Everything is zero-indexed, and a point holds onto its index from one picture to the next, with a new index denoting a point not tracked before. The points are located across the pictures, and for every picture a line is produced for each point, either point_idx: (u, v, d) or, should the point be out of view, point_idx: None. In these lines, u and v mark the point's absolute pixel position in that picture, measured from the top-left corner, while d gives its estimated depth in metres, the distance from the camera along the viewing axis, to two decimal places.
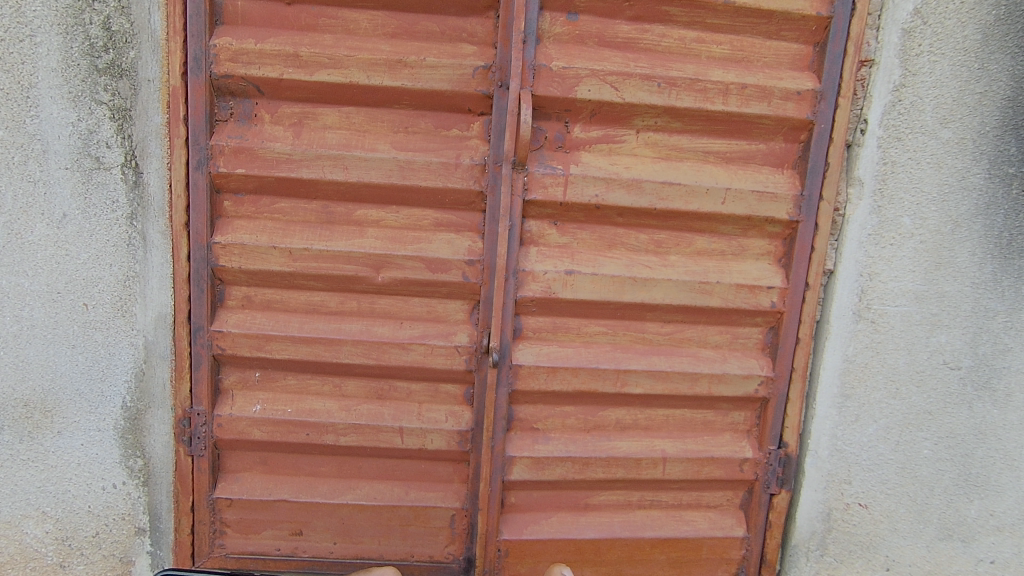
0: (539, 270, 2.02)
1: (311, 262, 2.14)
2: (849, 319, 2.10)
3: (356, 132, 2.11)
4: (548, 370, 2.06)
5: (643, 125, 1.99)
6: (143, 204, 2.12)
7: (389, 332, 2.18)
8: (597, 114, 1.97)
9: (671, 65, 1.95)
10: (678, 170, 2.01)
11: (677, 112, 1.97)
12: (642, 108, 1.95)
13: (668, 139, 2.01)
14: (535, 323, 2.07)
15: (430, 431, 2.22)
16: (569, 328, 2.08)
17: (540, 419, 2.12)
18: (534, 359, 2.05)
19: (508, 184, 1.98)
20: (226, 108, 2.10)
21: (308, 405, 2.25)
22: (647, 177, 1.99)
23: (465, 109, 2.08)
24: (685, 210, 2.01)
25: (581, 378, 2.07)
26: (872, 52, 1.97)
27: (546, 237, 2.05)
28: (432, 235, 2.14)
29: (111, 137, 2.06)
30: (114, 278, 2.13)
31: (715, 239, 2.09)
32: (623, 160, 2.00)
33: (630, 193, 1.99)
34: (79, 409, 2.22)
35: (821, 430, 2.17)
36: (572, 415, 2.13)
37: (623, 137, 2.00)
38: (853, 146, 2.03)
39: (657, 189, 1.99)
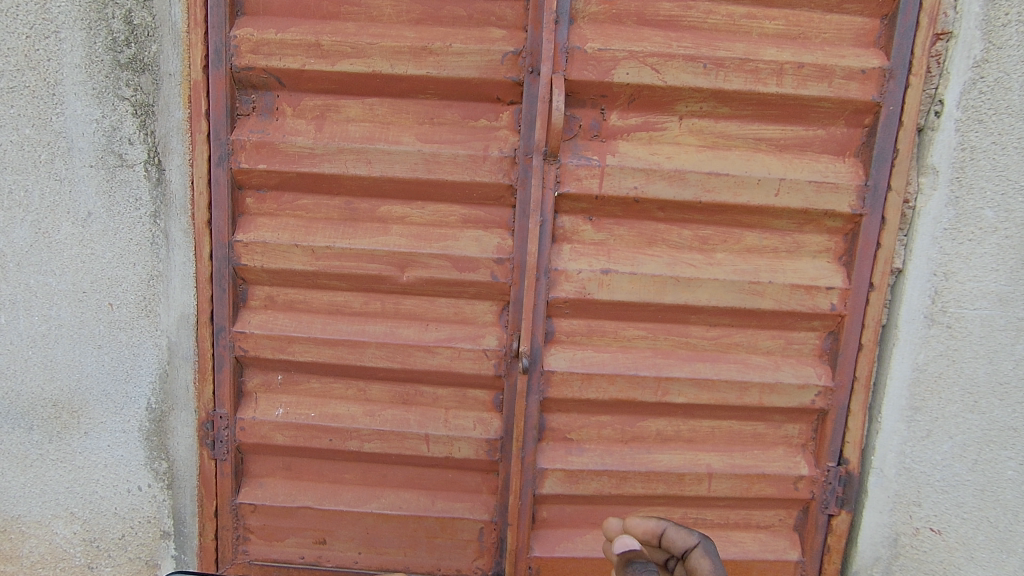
0: (572, 268, 1.87)
1: (333, 261, 2.05)
2: (922, 324, 1.88)
3: (380, 124, 2.01)
4: (583, 376, 1.90)
5: (687, 110, 1.82)
6: (166, 201, 2.07)
7: (415, 334, 2.08)
8: (636, 100, 1.81)
9: (718, 44, 1.78)
10: (727, 160, 1.83)
11: (725, 95, 1.79)
12: (685, 92, 1.78)
13: (715, 126, 1.83)
14: (568, 326, 1.92)
15: (457, 439, 2.11)
16: (605, 331, 1.93)
17: (573, 429, 1.97)
18: (567, 365, 1.90)
19: (540, 177, 1.83)
20: (248, 101, 2.03)
21: (332, 409, 2.16)
22: (691, 168, 1.82)
23: (493, 97, 1.95)
24: (734, 203, 1.84)
25: (618, 386, 1.91)
26: (950, 24, 1.75)
27: (581, 233, 1.89)
28: (458, 231, 2.02)
29: (134, 133, 2.02)
30: (138, 277, 2.10)
31: (767, 234, 1.90)
32: (665, 149, 1.84)
33: (672, 184, 1.82)
34: (105, 410, 2.20)
35: (887, 446, 1.97)
36: (608, 426, 1.97)
37: (665, 124, 1.83)
38: (925, 130, 1.82)
39: (703, 179, 1.82)
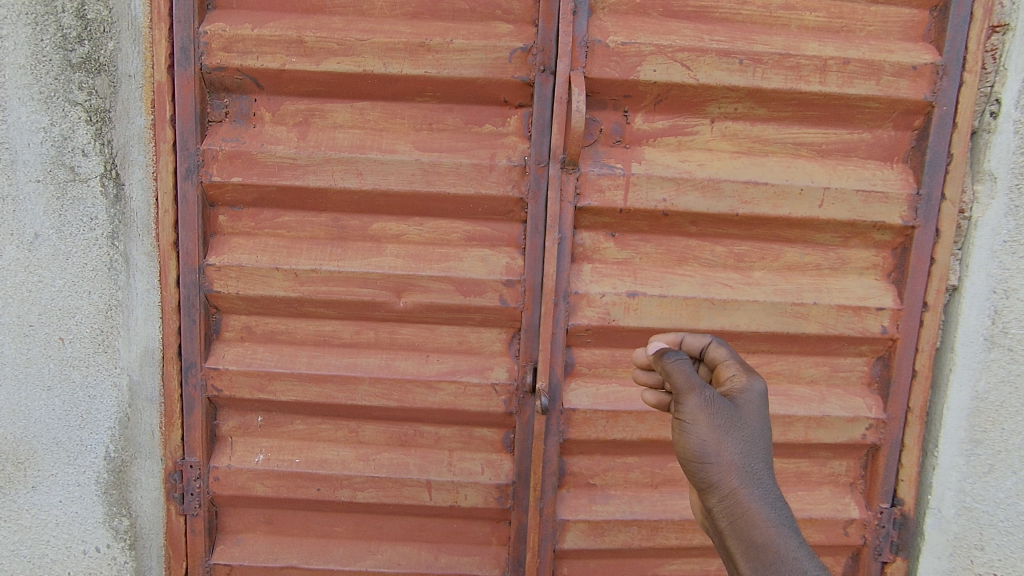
0: (595, 292, 1.66)
1: (320, 286, 1.81)
2: (981, 346, 1.69)
3: (371, 131, 1.78)
4: (608, 414, 1.69)
5: (720, 112, 1.62)
6: (125, 221, 1.81)
7: (413, 367, 1.83)
8: (664, 101, 1.61)
9: (754, 37, 1.59)
10: (765, 167, 1.64)
11: (763, 95, 1.59)
12: (719, 91, 1.59)
13: (750, 129, 1.64)
14: (590, 357, 1.71)
15: (464, 485, 1.86)
16: (631, 363, 1.71)
17: (597, 473, 1.75)
18: (589, 403, 1.69)
19: (557, 188, 1.63)
20: (221, 106, 1.78)
21: (319, 454, 1.90)
22: (727, 177, 1.62)
23: (499, 100, 1.74)
24: (774, 215, 1.63)
25: (648, 424, 1.71)
26: (1006, 15, 1.59)
27: (603, 252, 1.68)
28: (462, 251, 1.79)
29: (88, 143, 1.76)
30: (94, 307, 1.83)
31: (810, 250, 1.70)
32: (696, 156, 1.64)
33: (706, 196, 1.62)
34: (56, 461, 1.91)
35: (945, 483, 1.76)
36: (636, 469, 1.76)
37: (696, 127, 1.64)
38: (980, 133, 1.65)
39: (739, 189, 1.62)
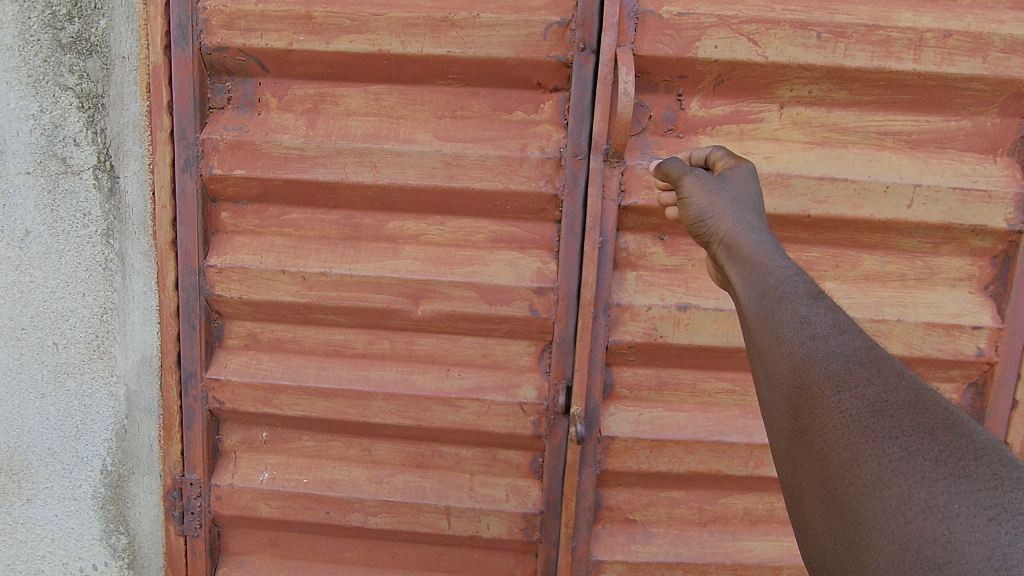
0: (640, 303, 1.54)
1: (330, 291, 1.63)
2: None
3: (387, 119, 1.59)
4: (652, 442, 1.57)
5: (791, 95, 1.43)
6: (120, 217, 1.65)
7: (432, 383, 1.65)
8: (725, 82, 1.43)
9: (835, 7, 1.39)
10: (843, 160, 1.43)
11: (843, 75, 1.39)
12: (791, 72, 1.40)
13: (826, 117, 1.44)
14: (633, 378, 1.59)
15: (486, 513, 1.67)
16: (680, 385, 1.58)
17: (636, 508, 1.63)
18: (632, 429, 1.57)
19: (599, 184, 1.48)
20: (223, 91, 1.61)
21: (329, 474, 1.73)
22: (798, 172, 1.42)
23: (532, 83, 1.53)
24: (854, 217, 1.42)
25: (697, 455, 1.58)
26: None
27: (650, 257, 1.55)
28: (488, 254, 1.60)
29: (80, 132, 1.60)
30: (88, 310, 1.68)
31: (892, 257, 1.46)
32: (762, 147, 1.45)
33: (773, 194, 1.42)
34: (51, 473, 1.77)
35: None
36: (683, 503, 1.63)
37: (762, 113, 1.45)
38: None
39: (813, 187, 1.42)
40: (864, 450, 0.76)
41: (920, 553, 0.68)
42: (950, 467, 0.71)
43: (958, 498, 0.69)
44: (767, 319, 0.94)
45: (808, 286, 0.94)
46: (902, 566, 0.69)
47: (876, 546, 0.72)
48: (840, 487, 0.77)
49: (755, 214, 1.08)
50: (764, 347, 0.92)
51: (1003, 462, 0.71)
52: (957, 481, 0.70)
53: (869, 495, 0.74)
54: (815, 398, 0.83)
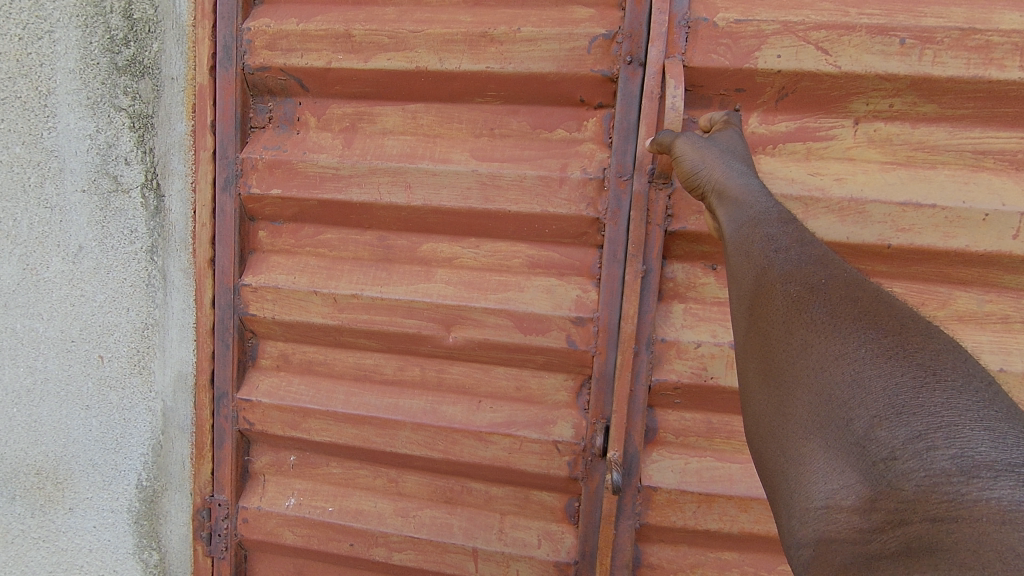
0: (688, 340, 1.41)
1: (361, 314, 1.58)
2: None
3: (424, 138, 1.53)
4: (700, 496, 1.44)
5: (867, 110, 1.29)
6: (164, 234, 1.68)
7: (462, 415, 1.56)
8: (789, 96, 1.31)
9: (921, 9, 1.24)
10: (934, 186, 1.28)
11: (931, 86, 1.24)
12: (868, 83, 1.26)
13: (910, 133, 1.29)
14: (680, 422, 1.46)
15: (515, 559, 1.55)
16: (733, 433, 1.44)
17: (681, 567, 1.50)
18: (676, 480, 1.44)
19: (643, 208, 1.38)
20: (264, 110, 1.61)
21: (354, 503, 1.67)
22: (875, 196, 1.28)
23: (575, 100, 1.43)
24: (943, 248, 1.27)
25: (753, 515, 1.43)
26: None
27: (700, 289, 1.42)
28: (524, 280, 1.50)
29: (131, 151, 1.64)
30: (131, 326, 1.70)
31: (991, 296, 1.30)
32: (833, 167, 1.31)
33: (846, 221, 1.29)
34: (92, 484, 1.79)
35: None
36: (735, 567, 1.48)
37: (833, 129, 1.31)
38: None
39: (893, 213, 1.28)
40: (793, 319, 0.79)
41: (831, 396, 0.70)
42: (865, 323, 0.74)
43: (869, 346, 0.71)
44: (737, 234, 0.99)
45: (781, 215, 0.98)
46: (818, 414, 0.71)
47: (797, 400, 0.74)
48: (773, 358, 0.80)
49: (738, 155, 1.13)
50: (734, 266, 0.96)
51: (916, 322, 0.74)
52: (867, 330, 0.73)
53: (796, 362, 0.76)
54: (765, 289, 0.87)
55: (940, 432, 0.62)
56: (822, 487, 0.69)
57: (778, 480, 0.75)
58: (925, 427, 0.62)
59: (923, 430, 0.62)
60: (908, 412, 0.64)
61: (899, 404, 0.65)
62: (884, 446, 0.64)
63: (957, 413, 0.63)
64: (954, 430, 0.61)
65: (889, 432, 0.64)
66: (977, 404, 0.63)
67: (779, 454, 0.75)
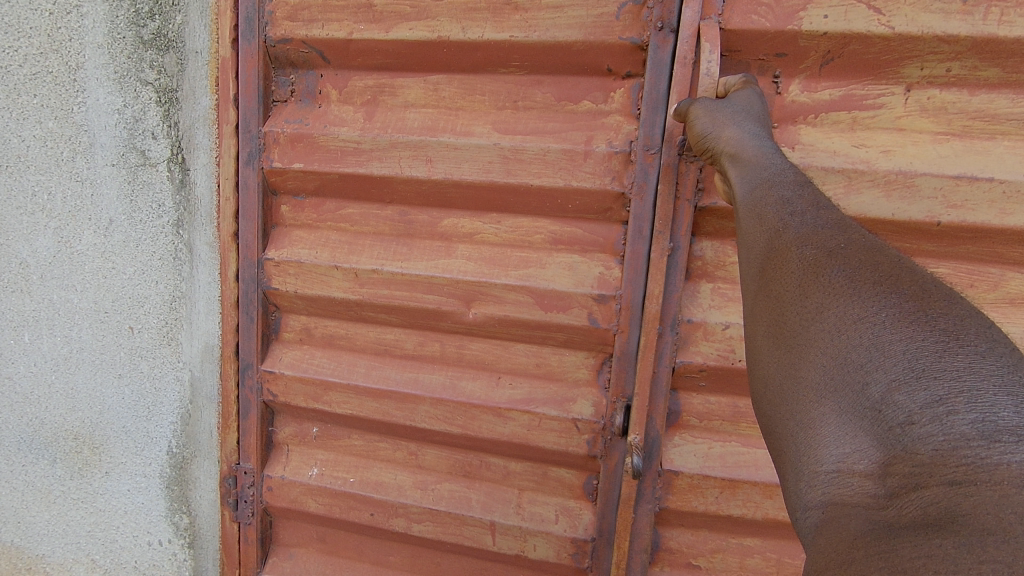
0: (716, 322, 1.38)
1: (381, 289, 1.58)
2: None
3: (446, 111, 1.51)
4: (723, 481, 1.42)
5: (921, 75, 1.24)
6: (190, 208, 1.69)
7: (481, 391, 1.56)
8: (835, 60, 1.25)
9: None
10: (993, 158, 1.23)
11: (995, 48, 1.18)
12: (925, 44, 1.20)
13: (967, 102, 1.24)
14: (704, 405, 1.44)
15: (533, 533, 1.56)
16: None
17: (702, 553, 1.50)
18: (699, 465, 1.42)
19: (672, 182, 1.33)
20: (286, 83, 1.60)
21: (375, 475, 1.69)
22: (925, 169, 1.24)
23: (602, 70, 1.39)
24: (1001, 226, 1.24)
25: (778, 502, 1.42)
26: None
27: (730, 268, 1.38)
28: (545, 256, 1.48)
29: (158, 126, 1.65)
30: (160, 298, 1.74)
31: None
32: (880, 138, 1.27)
33: (892, 196, 1.26)
34: (126, 450, 1.85)
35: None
36: (757, 554, 1.48)
37: (882, 97, 1.26)
38: None
39: (946, 188, 1.24)
40: (809, 282, 0.76)
41: (845, 359, 0.67)
42: (885, 286, 0.70)
43: (889, 309, 0.68)
44: (752, 196, 0.97)
45: (796, 177, 0.97)
46: (831, 377, 0.68)
47: (810, 363, 0.71)
48: (785, 322, 0.77)
49: (755, 116, 1.10)
50: (746, 230, 0.93)
51: (939, 288, 0.71)
52: (887, 292, 0.69)
53: (811, 325, 0.73)
54: (779, 252, 0.84)
55: (962, 396, 0.58)
56: (832, 451, 0.65)
57: (785, 446, 0.72)
58: (947, 391, 0.59)
59: (945, 393, 0.59)
60: (928, 375, 0.61)
61: (919, 368, 0.62)
62: (901, 410, 0.61)
63: (982, 377, 0.59)
64: (978, 394, 0.58)
65: (906, 395, 0.61)
66: (1004, 369, 0.60)
67: (787, 419, 0.72)
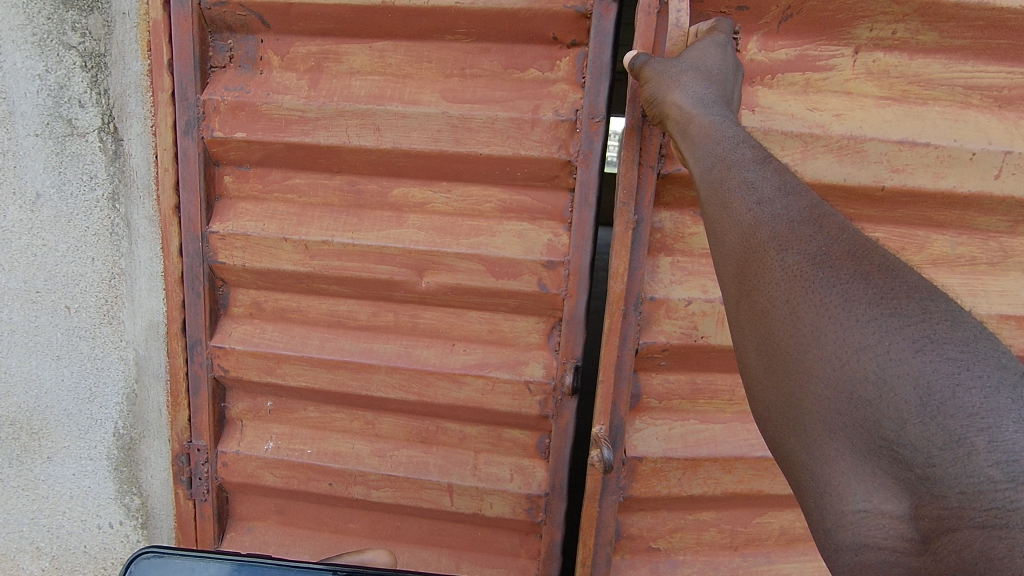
0: (678, 299, 1.44)
1: (332, 260, 1.58)
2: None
3: (393, 78, 1.50)
4: (686, 462, 1.51)
5: (869, 37, 1.33)
6: (125, 180, 1.62)
7: (436, 357, 1.59)
8: (794, 18, 1.32)
9: None
10: (925, 123, 1.35)
11: (935, 11, 1.29)
12: (876, 7, 1.29)
13: (907, 66, 1.35)
14: (664, 386, 1.51)
15: (489, 493, 1.63)
16: (717, 392, 1.52)
17: (662, 535, 1.60)
18: (663, 447, 1.50)
19: (636, 147, 1.36)
20: (224, 48, 1.55)
21: (332, 445, 1.71)
22: (872, 134, 1.35)
23: (548, 38, 1.40)
24: (935, 188, 1.36)
25: (736, 476, 1.54)
26: None
27: (688, 240, 1.45)
28: (496, 225, 1.51)
29: (84, 93, 1.56)
30: (98, 275, 1.67)
31: (964, 239, 1.42)
32: (830, 102, 1.36)
33: (843, 160, 1.35)
34: (68, 433, 1.79)
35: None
36: (712, 527, 1.60)
37: (833, 58, 1.35)
38: None
39: (891, 152, 1.35)
40: (797, 297, 0.70)
41: (853, 395, 0.62)
42: (882, 304, 0.65)
43: (890, 334, 0.62)
44: (711, 177, 0.90)
45: (755, 150, 0.90)
46: (841, 416, 0.63)
47: (813, 395, 0.66)
48: (777, 342, 0.71)
49: (700, 75, 1.12)
50: (712, 218, 0.86)
51: (934, 297, 0.65)
52: (888, 315, 0.64)
53: (811, 352, 0.67)
54: (758, 257, 0.77)
55: (982, 435, 0.54)
56: (856, 497, 0.61)
57: (800, 484, 0.67)
58: (964, 430, 0.55)
59: (963, 433, 0.55)
60: (944, 414, 0.56)
61: (932, 405, 0.57)
62: (921, 453, 0.57)
63: (998, 410, 0.55)
64: (999, 430, 0.54)
65: (923, 438, 0.57)
66: (1016, 396, 0.56)
67: (799, 455, 0.67)
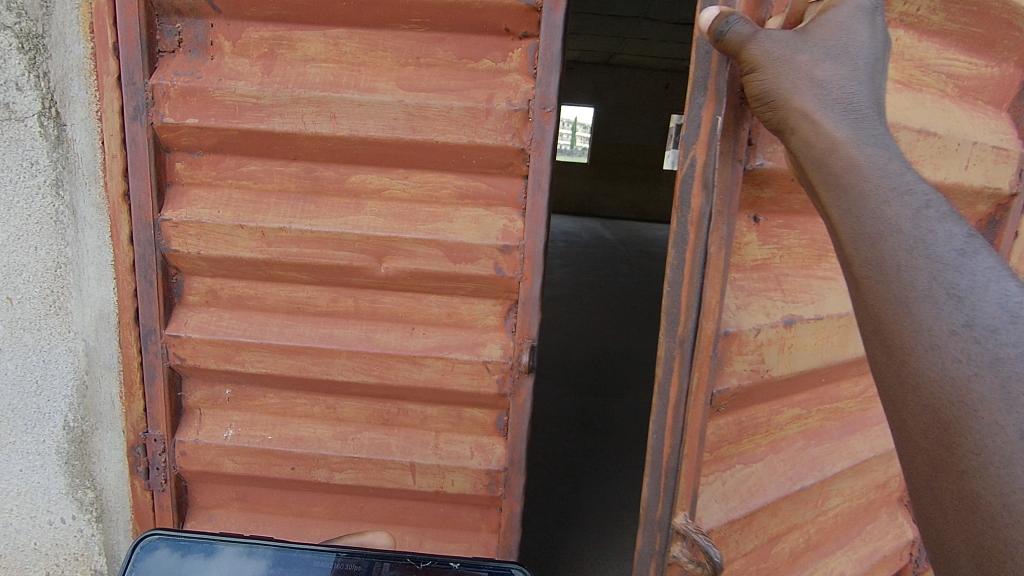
0: (750, 327, 1.32)
1: (290, 247, 1.59)
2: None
3: (348, 66, 1.51)
4: (743, 519, 1.41)
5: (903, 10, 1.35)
6: (69, 166, 1.58)
7: (396, 341, 1.63)
8: None
9: None
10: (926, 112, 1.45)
11: None
12: None
13: (916, 47, 1.42)
14: (716, 435, 1.36)
15: (451, 470, 1.69)
16: (759, 427, 1.44)
17: None
18: (725, 514, 1.37)
19: (716, 150, 1.14)
20: (172, 32, 1.52)
21: (294, 431, 1.73)
22: (905, 119, 1.38)
23: (500, 29, 1.45)
24: (933, 175, 1.47)
25: (778, 518, 1.49)
26: None
27: (745, 250, 1.33)
28: (452, 211, 1.56)
29: (22, 76, 1.52)
30: (42, 265, 1.63)
31: None
32: None
33: None
34: (13, 428, 1.75)
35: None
36: None
37: None
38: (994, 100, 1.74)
39: (915, 141, 1.40)
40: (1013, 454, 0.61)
41: None
42: None
43: None
44: (855, 223, 0.79)
45: (939, 210, 0.75)
46: None
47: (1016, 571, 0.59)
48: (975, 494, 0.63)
49: (846, 74, 0.88)
50: (877, 306, 0.75)
51: None
52: None
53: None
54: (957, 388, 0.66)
55: None
56: None
57: None
58: None
59: None
60: None
61: None
62: None
63: None
64: None
65: None
66: None
67: None
